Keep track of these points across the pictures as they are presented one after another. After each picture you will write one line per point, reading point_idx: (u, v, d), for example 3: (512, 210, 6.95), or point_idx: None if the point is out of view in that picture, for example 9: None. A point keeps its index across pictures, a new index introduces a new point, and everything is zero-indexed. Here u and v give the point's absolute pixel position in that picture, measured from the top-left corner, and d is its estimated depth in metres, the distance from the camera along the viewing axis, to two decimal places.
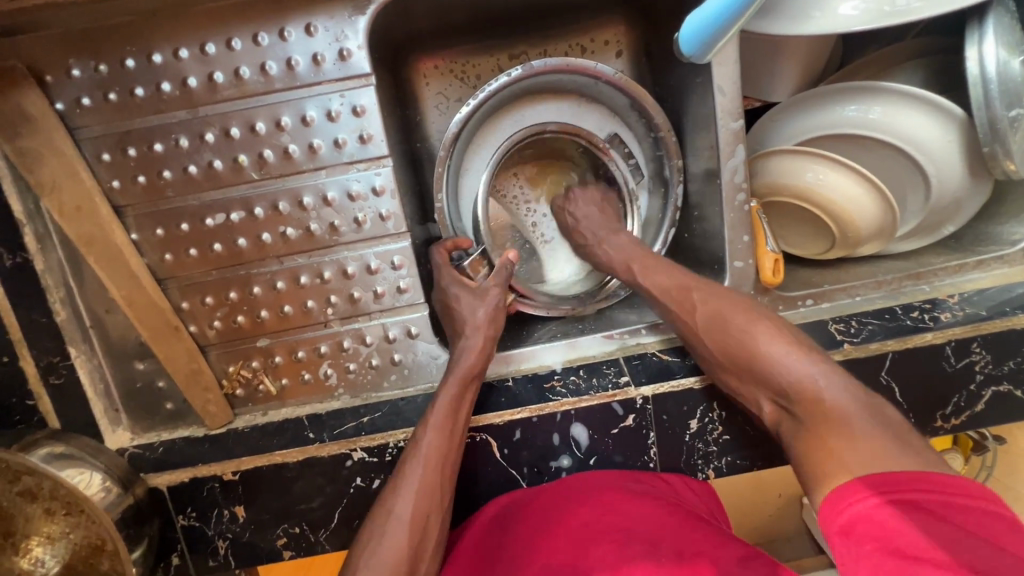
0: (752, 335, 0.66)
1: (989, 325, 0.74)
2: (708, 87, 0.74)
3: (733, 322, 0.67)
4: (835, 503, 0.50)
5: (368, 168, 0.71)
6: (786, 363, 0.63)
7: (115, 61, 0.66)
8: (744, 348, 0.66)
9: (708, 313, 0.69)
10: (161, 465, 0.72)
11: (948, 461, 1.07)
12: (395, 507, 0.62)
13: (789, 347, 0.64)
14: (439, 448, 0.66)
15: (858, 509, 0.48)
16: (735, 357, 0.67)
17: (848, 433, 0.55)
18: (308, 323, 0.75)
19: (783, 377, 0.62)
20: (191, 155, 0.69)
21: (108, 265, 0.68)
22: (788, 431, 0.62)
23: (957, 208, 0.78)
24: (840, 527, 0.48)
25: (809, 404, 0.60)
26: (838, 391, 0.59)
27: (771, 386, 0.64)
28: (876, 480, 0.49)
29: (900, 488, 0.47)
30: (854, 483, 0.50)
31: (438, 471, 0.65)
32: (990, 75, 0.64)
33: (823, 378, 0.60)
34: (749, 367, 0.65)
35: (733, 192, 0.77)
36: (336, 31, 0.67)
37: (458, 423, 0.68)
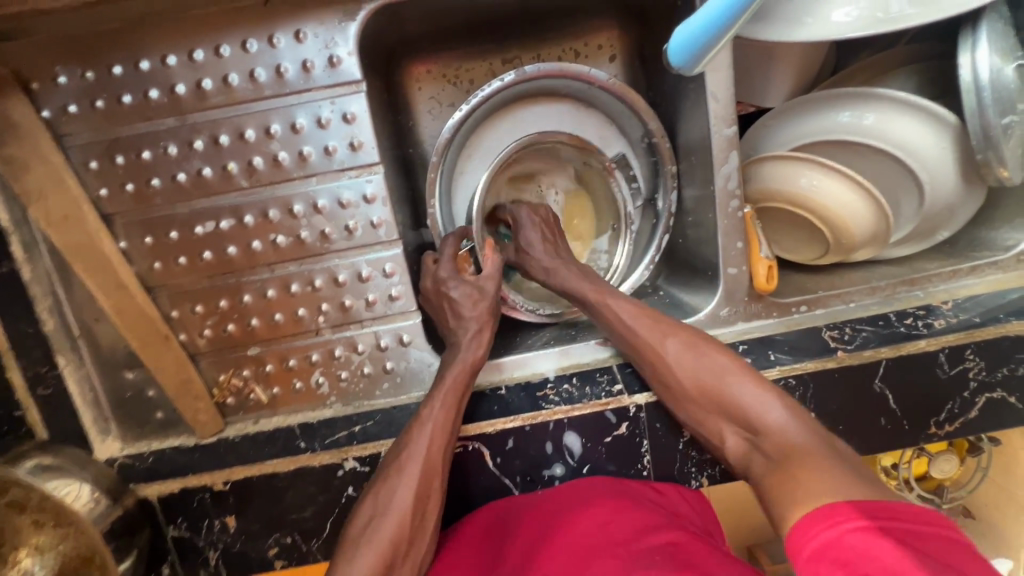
0: (722, 372, 0.67)
1: (982, 332, 0.74)
2: (702, 93, 0.74)
3: (705, 357, 0.68)
4: (805, 529, 0.51)
5: (359, 175, 0.71)
6: (752, 400, 0.65)
7: (102, 68, 0.66)
8: (715, 383, 0.67)
9: (681, 349, 0.69)
10: (151, 475, 0.72)
11: (942, 462, 1.06)
12: (386, 504, 0.63)
13: (752, 383, 0.66)
14: (431, 447, 0.66)
15: (828, 535, 0.49)
16: (705, 392, 0.67)
17: (816, 471, 0.57)
18: (299, 331, 0.75)
19: (753, 418, 0.64)
20: (180, 163, 0.68)
21: (96, 274, 0.67)
22: (754, 465, 0.64)
23: (950, 214, 0.78)
24: (810, 553, 0.49)
25: (778, 442, 0.62)
26: (801, 428, 0.62)
27: (738, 421, 0.66)
28: (844, 506, 0.50)
29: (877, 513, 0.48)
30: (824, 508, 0.51)
31: (429, 471, 0.65)
32: (983, 82, 0.64)
33: (787, 415, 0.63)
34: (718, 401, 0.67)
35: (726, 198, 0.76)
36: (325, 38, 0.66)
37: (451, 421, 0.67)
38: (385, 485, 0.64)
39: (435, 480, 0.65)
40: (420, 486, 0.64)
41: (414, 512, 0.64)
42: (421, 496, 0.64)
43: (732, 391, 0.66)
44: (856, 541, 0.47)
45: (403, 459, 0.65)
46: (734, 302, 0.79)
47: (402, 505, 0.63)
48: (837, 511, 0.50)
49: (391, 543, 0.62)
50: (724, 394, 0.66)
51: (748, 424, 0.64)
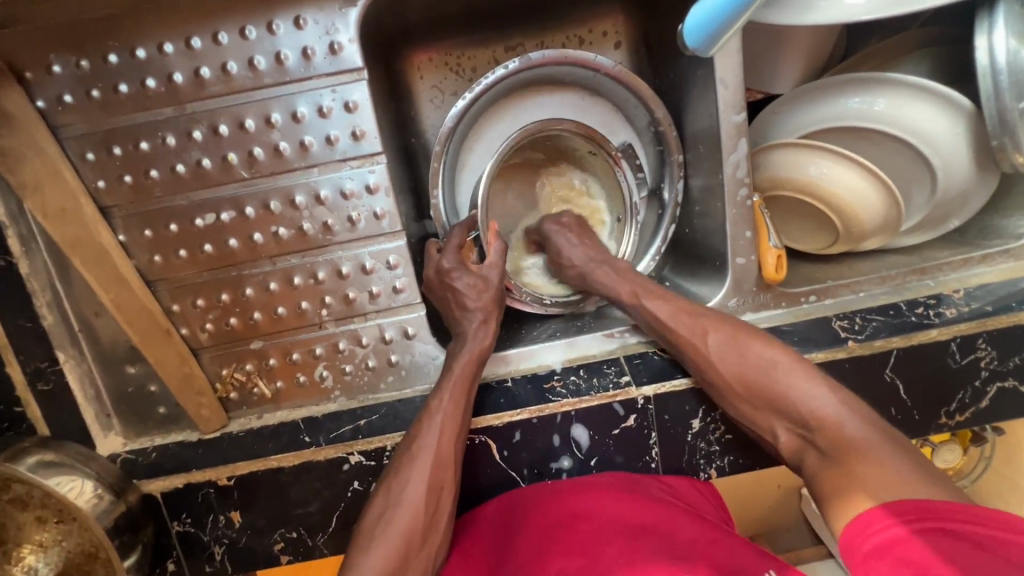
0: (768, 363, 0.65)
1: (994, 321, 0.73)
2: (710, 79, 0.72)
3: (752, 350, 0.67)
4: (859, 528, 0.51)
5: (362, 165, 0.69)
6: (804, 393, 0.63)
7: (98, 57, 0.64)
8: (761, 377, 0.65)
9: (725, 341, 0.68)
10: (155, 471, 0.71)
11: (947, 452, 1.07)
12: (399, 496, 0.62)
13: (804, 375, 0.64)
14: (442, 439, 0.65)
15: (885, 535, 0.49)
16: (753, 386, 0.66)
17: (877, 464, 0.56)
18: (302, 325, 0.74)
19: (805, 411, 0.62)
20: (178, 153, 0.67)
21: (94, 267, 0.66)
22: (808, 463, 0.62)
23: (963, 201, 0.76)
24: (866, 552, 0.50)
25: (830, 434, 0.60)
26: (855, 420, 0.59)
27: (788, 416, 0.64)
28: (897, 505, 0.51)
29: (926, 513, 0.49)
30: (880, 509, 0.51)
31: (440, 462, 0.64)
32: (1000, 66, 0.63)
33: (841, 407, 0.60)
34: (765, 395, 0.65)
35: (735, 187, 0.75)
36: (326, 24, 0.65)
37: (461, 412, 0.67)
38: (396, 478, 0.64)
39: (447, 471, 0.65)
40: (432, 477, 0.64)
41: (427, 504, 0.63)
42: (433, 487, 0.64)
43: (782, 385, 0.64)
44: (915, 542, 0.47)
45: (414, 451, 0.64)
46: (742, 292, 0.78)
47: (415, 497, 0.62)
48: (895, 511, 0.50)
49: (406, 536, 0.61)
50: (773, 386, 0.64)
51: (799, 417, 0.63)
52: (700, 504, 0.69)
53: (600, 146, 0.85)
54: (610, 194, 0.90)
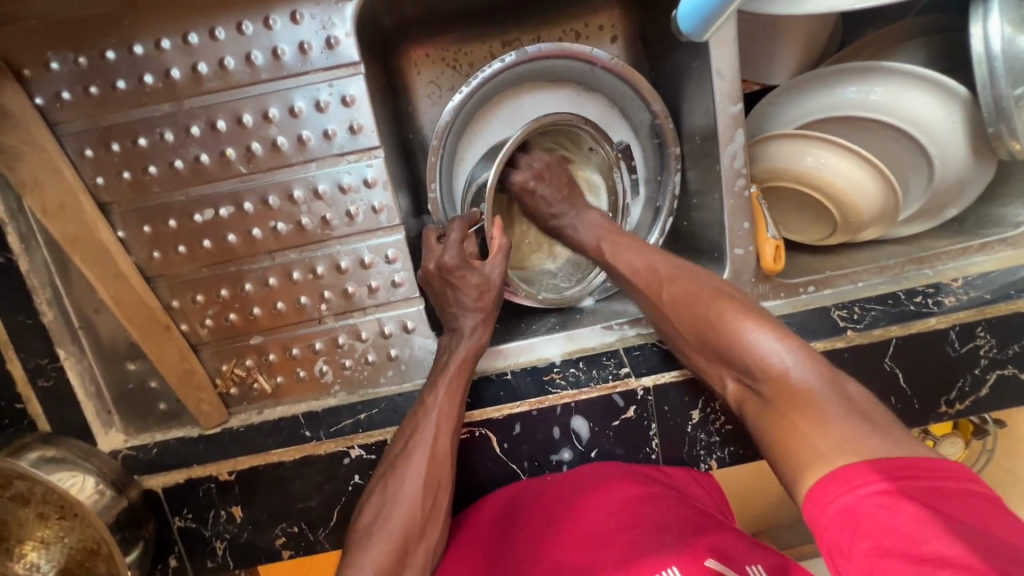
0: (719, 315, 0.65)
1: (993, 309, 0.73)
2: (706, 70, 0.72)
3: (704, 301, 0.67)
4: (822, 495, 0.50)
5: (359, 159, 0.70)
6: (751, 344, 0.62)
7: (95, 53, 0.64)
8: (712, 328, 0.65)
9: (678, 297, 0.69)
10: (156, 466, 0.71)
11: (950, 445, 1.06)
12: (396, 493, 0.63)
13: (755, 325, 0.63)
14: (438, 435, 0.65)
15: (846, 502, 0.48)
16: (703, 337, 0.66)
17: (815, 417, 0.56)
18: (301, 320, 0.74)
19: (751, 362, 0.62)
20: (176, 150, 0.67)
21: (94, 264, 0.66)
22: (751, 411, 0.62)
23: (960, 190, 0.76)
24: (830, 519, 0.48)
25: (775, 385, 0.60)
26: (799, 367, 0.59)
27: (736, 366, 0.64)
28: (859, 467, 0.49)
29: (886, 474, 0.47)
30: (840, 473, 0.50)
31: (437, 458, 0.64)
32: (995, 53, 0.63)
33: (789, 359, 0.60)
34: (713, 345, 0.66)
35: (732, 178, 0.75)
36: (322, 19, 0.65)
37: (456, 407, 0.67)
38: (393, 474, 0.64)
39: (444, 466, 0.65)
40: (429, 473, 0.64)
41: (425, 499, 0.63)
42: (430, 483, 0.64)
43: (730, 337, 0.64)
44: (879, 508, 0.45)
45: (411, 447, 0.65)
46: (740, 283, 0.78)
47: (412, 493, 0.63)
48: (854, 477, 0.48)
49: (404, 531, 0.61)
50: (719, 338, 0.65)
51: (746, 368, 0.62)
52: (698, 494, 0.70)
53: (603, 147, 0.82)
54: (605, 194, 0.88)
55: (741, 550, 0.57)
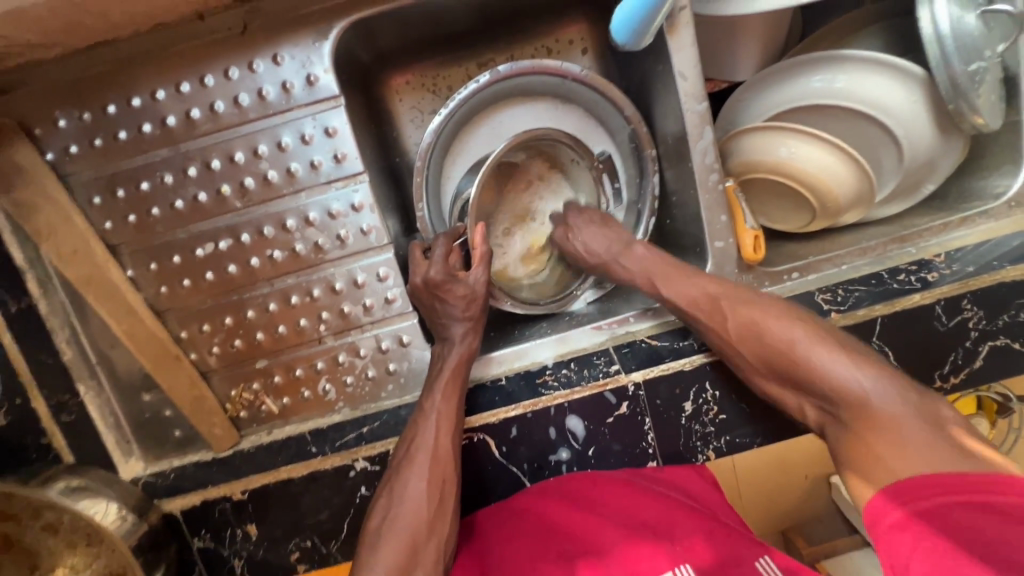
0: (806, 341, 0.65)
1: (977, 281, 0.74)
2: (669, 73, 0.75)
3: (791, 328, 0.66)
4: (882, 507, 0.53)
5: (346, 186, 0.74)
6: (845, 370, 0.62)
7: (99, 108, 0.70)
8: (803, 354, 0.64)
9: (776, 321, 0.67)
10: (173, 491, 0.75)
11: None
12: (402, 494, 0.65)
13: (845, 356, 0.62)
14: (438, 436, 0.68)
15: (918, 508, 0.51)
16: (791, 362, 0.65)
17: (894, 441, 0.56)
18: (302, 341, 0.78)
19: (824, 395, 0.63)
20: (176, 190, 0.72)
21: (106, 301, 0.71)
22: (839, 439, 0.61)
23: (932, 166, 0.78)
24: (890, 527, 0.52)
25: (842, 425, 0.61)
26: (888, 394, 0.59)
27: (819, 395, 0.64)
28: (927, 481, 0.52)
29: (959, 488, 0.50)
30: (899, 485, 0.53)
31: (438, 457, 0.67)
32: (944, 33, 0.65)
33: (884, 389, 0.59)
34: (804, 371, 0.64)
35: (705, 173, 0.78)
36: (302, 58, 0.70)
37: (454, 409, 0.70)
38: (398, 479, 0.66)
39: (447, 466, 0.67)
40: (432, 474, 0.66)
41: (430, 498, 0.65)
42: (434, 483, 0.66)
43: (820, 362, 0.63)
44: (940, 514, 0.49)
45: (414, 449, 0.67)
46: (724, 274, 0.80)
47: (417, 494, 0.65)
48: (910, 487, 0.52)
49: (412, 532, 0.63)
50: (808, 365, 0.64)
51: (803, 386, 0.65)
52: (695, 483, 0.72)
53: (584, 157, 0.87)
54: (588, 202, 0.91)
55: (744, 547, 0.60)
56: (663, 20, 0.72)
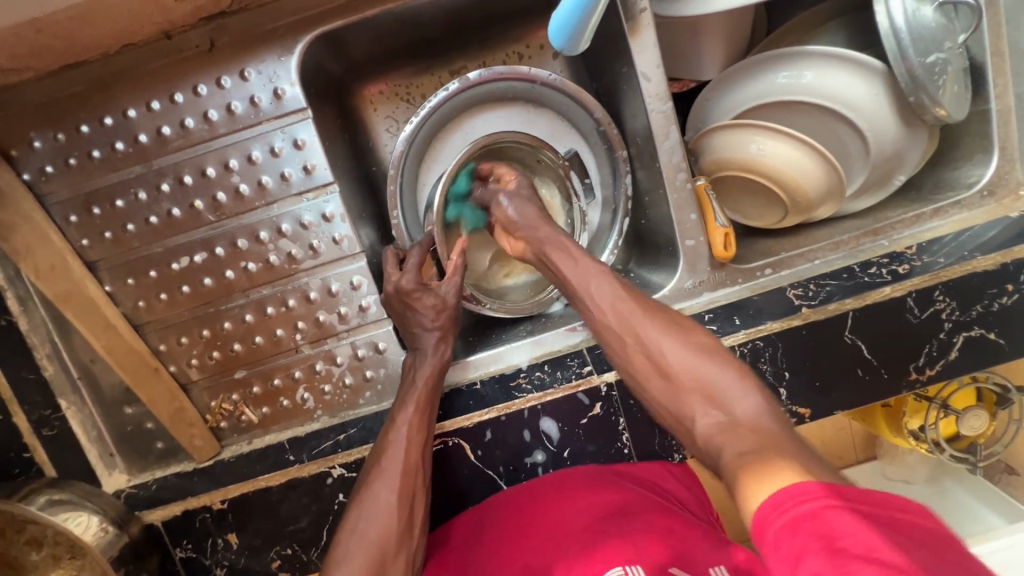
0: (695, 353, 0.65)
1: (948, 272, 0.73)
2: (634, 75, 0.76)
3: (690, 339, 0.66)
4: (770, 511, 0.46)
5: (317, 197, 0.75)
6: (732, 385, 0.62)
7: (72, 128, 0.71)
8: (696, 363, 0.64)
9: (663, 332, 0.67)
10: (156, 501, 0.76)
11: (972, 418, 0.96)
12: (371, 507, 0.65)
13: (734, 370, 0.63)
14: (408, 449, 0.68)
15: (803, 512, 0.43)
16: (685, 370, 0.64)
17: (777, 452, 0.52)
18: (279, 351, 0.79)
19: (732, 402, 0.60)
20: (150, 207, 0.73)
21: (83, 317, 0.72)
22: (724, 447, 0.58)
23: (901, 158, 0.77)
24: (773, 536, 0.44)
25: (756, 426, 0.57)
26: (773, 416, 0.58)
27: (712, 402, 0.61)
28: (811, 485, 0.45)
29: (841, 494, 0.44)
30: (790, 490, 0.46)
31: (408, 470, 0.67)
32: (899, 26, 0.65)
33: (762, 403, 0.60)
34: (696, 378, 0.63)
35: (673, 173, 0.78)
36: (268, 73, 0.71)
37: (425, 423, 0.70)
38: (368, 490, 0.66)
39: (415, 478, 0.67)
40: (402, 485, 0.66)
41: (399, 512, 0.65)
42: (404, 493, 0.66)
43: (711, 373, 0.63)
44: (819, 518, 0.42)
45: (383, 462, 0.67)
46: (697, 272, 0.80)
47: (387, 505, 0.65)
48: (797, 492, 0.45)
49: (380, 545, 0.63)
50: (704, 377, 0.63)
51: (720, 401, 0.61)
52: (654, 478, 0.72)
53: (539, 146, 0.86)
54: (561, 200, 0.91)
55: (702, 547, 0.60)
56: (623, 23, 0.72)
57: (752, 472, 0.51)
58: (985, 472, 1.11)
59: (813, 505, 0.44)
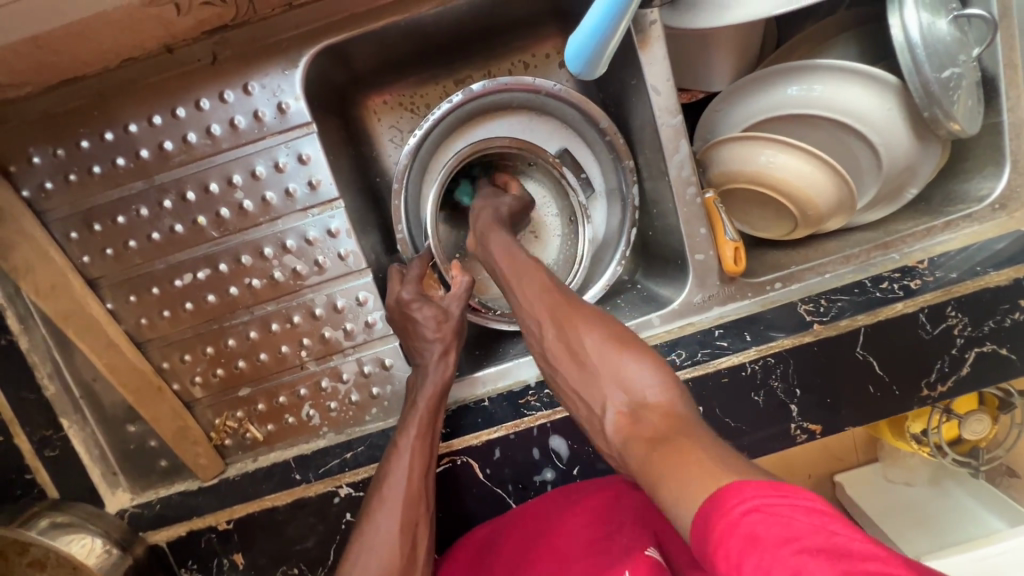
0: (611, 342, 0.66)
1: (961, 288, 0.73)
2: (642, 88, 0.75)
3: (608, 328, 0.67)
4: (705, 521, 0.44)
5: (322, 212, 0.74)
6: (642, 374, 0.63)
7: (72, 144, 0.70)
8: (611, 352, 0.65)
9: (583, 323, 0.67)
10: (160, 521, 0.74)
11: (976, 422, 0.95)
12: (372, 537, 0.63)
13: (646, 360, 0.63)
14: (410, 478, 0.66)
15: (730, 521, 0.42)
16: (599, 361, 0.65)
17: (686, 448, 0.53)
18: (284, 368, 0.78)
19: (643, 392, 0.61)
20: (152, 223, 0.72)
21: (85, 336, 0.71)
22: (633, 438, 0.59)
23: (913, 171, 0.76)
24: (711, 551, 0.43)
25: (663, 414, 0.59)
26: (680, 403, 0.60)
27: (623, 391, 0.62)
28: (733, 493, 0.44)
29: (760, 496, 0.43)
30: (722, 493, 0.45)
31: (410, 499, 0.65)
32: (914, 41, 0.64)
33: (671, 391, 0.61)
34: (609, 367, 0.64)
35: (682, 186, 0.77)
36: (272, 87, 0.70)
37: (427, 447, 0.68)
38: (370, 519, 0.64)
39: (418, 507, 0.65)
40: (405, 515, 0.64)
41: (402, 545, 0.62)
42: (407, 523, 0.64)
43: (623, 363, 0.63)
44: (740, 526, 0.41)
45: (385, 491, 0.65)
46: (706, 287, 0.79)
47: (388, 534, 0.63)
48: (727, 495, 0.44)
49: None
50: (617, 366, 0.64)
51: (633, 392, 0.62)
52: None
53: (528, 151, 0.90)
54: (557, 196, 0.95)
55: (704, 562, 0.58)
56: (633, 36, 0.71)
57: (670, 464, 0.52)
58: (986, 475, 1.10)
59: (741, 509, 0.42)
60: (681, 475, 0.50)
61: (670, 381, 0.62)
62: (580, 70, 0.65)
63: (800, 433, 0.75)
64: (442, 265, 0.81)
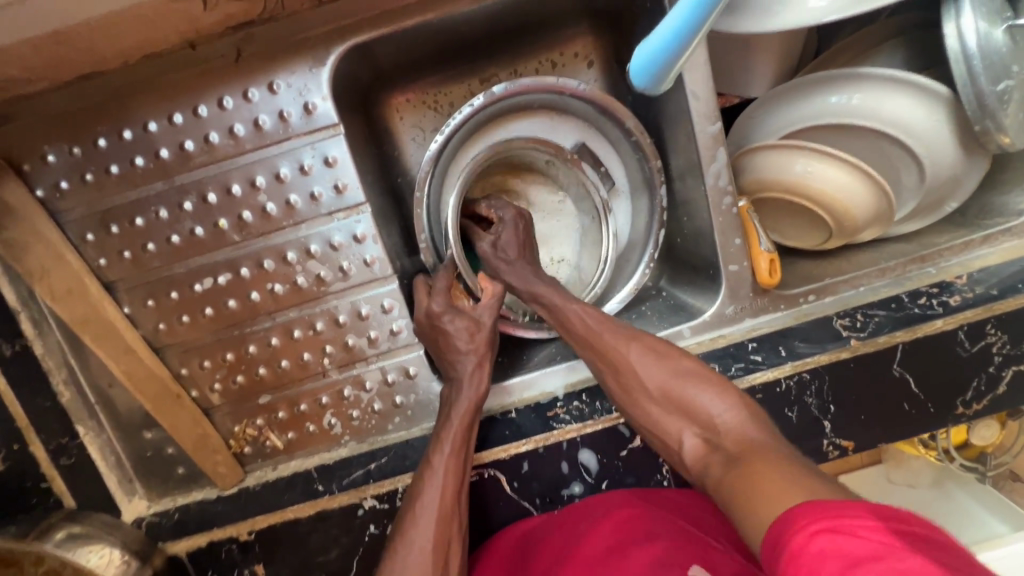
0: (674, 373, 0.66)
1: (1001, 306, 0.72)
2: (681, 93, 0.72)
3: (669, 359, 0.67)
4: (774, 543, 0.43)
5: (348, 217, 0.71)
6: (710, 401, 0.62)
7: (88, 142, 0.67)
8: (676, 385, 0.65)
9: (641, 352, 0.67)
10: (179, 531, 0.73)
11: (985, 428, 0.92)
12: (406, 556, 0.61)
13: (710, 386, 0.63)
14: (443, 496, 0.64)
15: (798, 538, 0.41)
16: (665, 391, 0.65)
17: (766, 466, 0.53)
18: (306, 375, 0.75)
19: (712, 420, 0.62)
20: (172, 225, 0.70)
21: (103, 342, 0.68)
22: (711, 468, 0.59)
23: (956, 183, 0.74)
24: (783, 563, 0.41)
25: (734, 439, 0.59)
26: (748, 425, 0.59)
27: (693, 420, 0.63)
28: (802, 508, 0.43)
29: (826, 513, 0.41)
30: (786, 514, 0.44)
31: (444, 518, 0.63)
32: (971, 51, 0.62)
33: (741, 414, 0.60)
34: (675, 400, 0.64)
35: (719, 196, 0.75)
36: (298, 86, 0.67)
37: (461, 464, 0.67)
38: (403, 538, 0.62)
39: (451, 525, 0.64)
40: (439, 534, 0.62)
41: (435, 565, 0.61)
42: (440, 542, 0.62)
43: (692, 393, 0.64)
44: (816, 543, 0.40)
45: (417, 509, 0.64)
46: (739, 299, 0.77)
47: (423, 552, 0.61)
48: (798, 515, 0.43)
49: None
50: (684, 398, 0.64)
51: (705, 422, 0.62)
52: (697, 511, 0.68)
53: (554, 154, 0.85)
54: (578, 192, 0.91)
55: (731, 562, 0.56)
56: None
57: (740, 480, 0.53)
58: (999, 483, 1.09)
59: (810, 529, 0.41)
60: (754, 494, 0.50)
61: (735, 399, 0.62)
62: (653, 80, 0.59)
63: (833, 450, 0.74)
64: (469, 278, 0.79)
